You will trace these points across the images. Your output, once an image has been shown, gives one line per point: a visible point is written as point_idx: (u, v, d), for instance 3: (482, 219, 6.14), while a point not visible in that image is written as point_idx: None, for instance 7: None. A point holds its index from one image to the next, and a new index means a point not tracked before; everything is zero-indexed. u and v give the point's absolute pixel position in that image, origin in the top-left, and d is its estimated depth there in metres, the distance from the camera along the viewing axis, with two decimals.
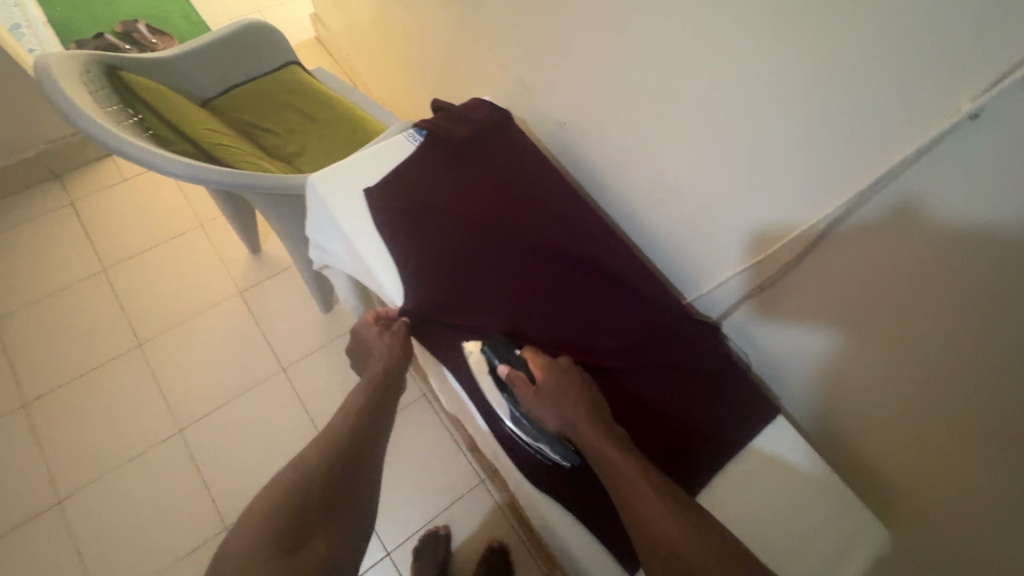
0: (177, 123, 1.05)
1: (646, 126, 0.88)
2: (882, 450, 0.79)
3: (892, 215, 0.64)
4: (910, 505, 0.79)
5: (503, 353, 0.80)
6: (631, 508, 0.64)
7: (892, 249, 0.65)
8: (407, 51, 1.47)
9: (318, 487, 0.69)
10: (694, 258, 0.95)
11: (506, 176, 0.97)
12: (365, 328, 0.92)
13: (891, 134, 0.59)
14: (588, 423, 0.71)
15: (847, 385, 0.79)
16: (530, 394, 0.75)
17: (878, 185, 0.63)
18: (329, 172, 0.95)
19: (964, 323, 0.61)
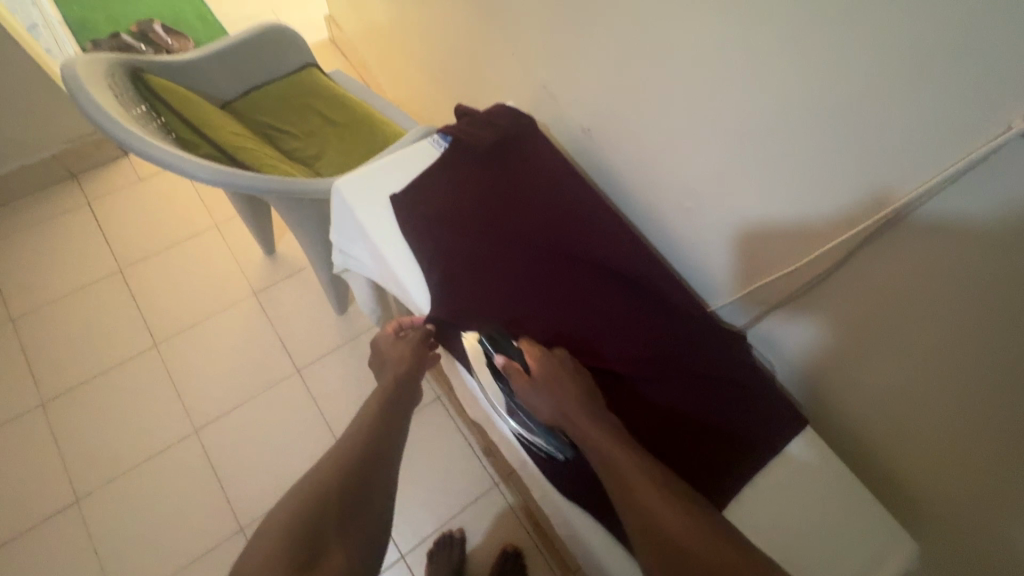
0: (200, 124, 0.98)
1: (668, 129, 0.83)
2: (916, 469, 0.71)
3: (940, 235, 0.57)
4: (949, 534, 0.70)
5: (501, 343, 0.69)
6: (634, 509, 0.55)
7: (932, 270, 0.59)
8: (420, 48, 1.42)
9: (334, 505, 0.60)
10: (720, 267, 0.87)
11: (540, 177, 0.84)
12: (381, 341, 0.80)
13: (950, 145, 0.53)
14: (588, 416, 0.62)
15: (881, 403, 0.71)
16: (524, 385, 0.65)
17: (926, 200, 0.57)
18: (354, 176, 0.82)
19: (1010, 341, 0.55)
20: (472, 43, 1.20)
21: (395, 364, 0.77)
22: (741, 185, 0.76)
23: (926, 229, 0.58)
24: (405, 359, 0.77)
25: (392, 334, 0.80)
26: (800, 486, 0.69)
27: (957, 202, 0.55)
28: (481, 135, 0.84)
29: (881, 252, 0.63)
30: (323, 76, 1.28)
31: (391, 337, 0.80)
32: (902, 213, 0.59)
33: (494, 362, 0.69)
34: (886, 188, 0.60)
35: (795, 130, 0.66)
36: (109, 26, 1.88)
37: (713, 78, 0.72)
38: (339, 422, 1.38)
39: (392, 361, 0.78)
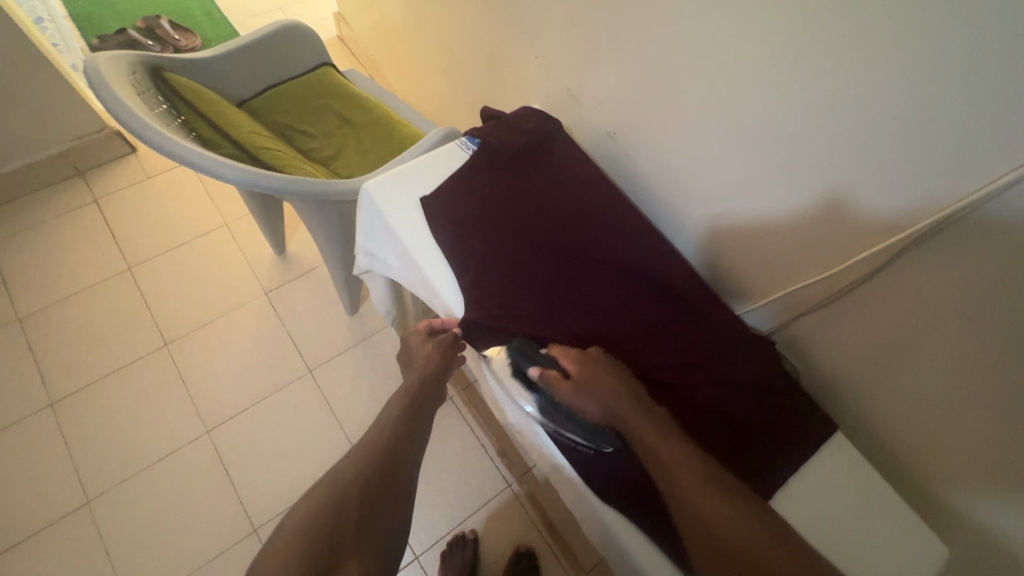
0: (222, 123, 0.97)
1: (699, 133, 0.82)
2: (945, 472, 0.71)
3: (977, 251, 0.57)
4: (974, 536, 0.71)
5: (532, 353, 0.68)
6: (688, 507, 0.54)
7: (966, 284, 0.59)
8: (436, 48, 1.42)
9: (354, 514, 0.60)
10: (745, 272, 0.87)
11: (570, 183, 0.84)
12: (412, 338, 0.80)
13: (997, 160, 0.52)
14: (632, 413, 0.61)
15: (914, 410, 0.71)
16: (564, 389, 0.64)
17: (965, 215, 0.57)
18: (384, 179, 0.81)
19: None
20: (492, 46, 1.19)
21: (424, 363, 0.76)
22: (773, 193, 0.76)
23: (961, 242, 0.58)
24: (436, 358, 0.77)
25: (424, 332, 0.80)
26: (826, 488, 0.69)
27: (997, 219, 0.54)
28: (511, 139, 0.84)
29: (915, 265, 0.63)
30: (339, 76, 1.27)
31: (422, 336, 0.80)
32: (938, 226, 0.59)
33: (527, 372, 0.68)
34: (926, 200, 0.60)
35: (835, 140, 0.65)
36: (115, 22, 1.85)
37: (748, 87, 0.72)
38: (352, 424, 1.37)
39: (421, 359, 0.77)
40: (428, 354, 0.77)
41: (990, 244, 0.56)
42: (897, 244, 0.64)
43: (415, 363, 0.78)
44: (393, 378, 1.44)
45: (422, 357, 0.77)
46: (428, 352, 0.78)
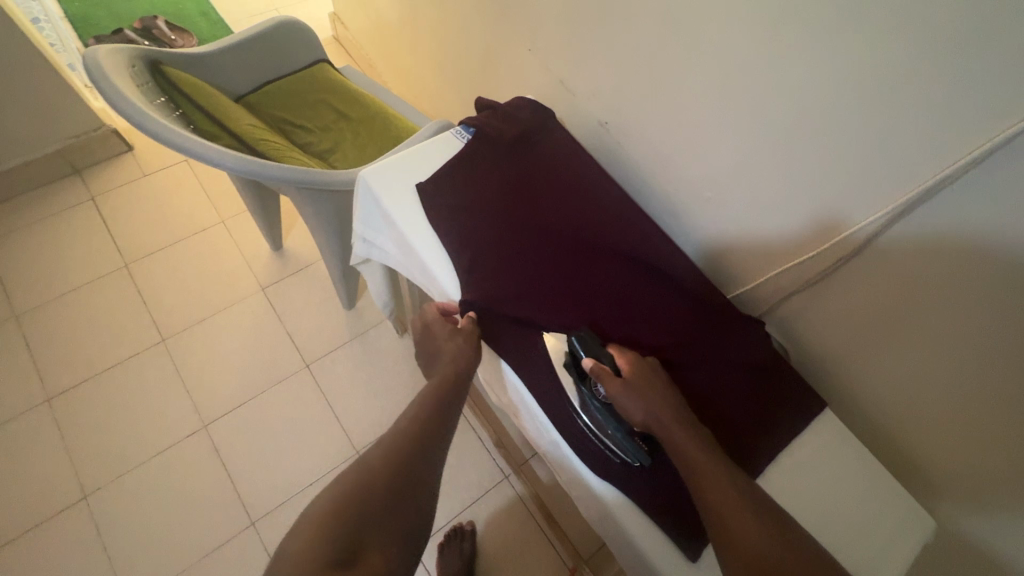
0: (221, 116, 0.98)
1: (689, 117, 0.83)
2: (936, 447, 0.73)
3: (959, 220, 0.59)
4: (966, 510, 0.72)
5: (590, 345, 0.68)
6: (727, 530, 0.54)
7: (949, 253, 0.61)
8: (431, 45, 1.44)
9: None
10: (733, 258, 0.88)
11: (564, 171, 0.85)
12: (435, 325, 0.75)
13: (975, 130, 0.55)
14: (678, 427, 0.62)
15: (902, 385, 0.73)
16: (614, 387, 0.64)
17: (947, 184, 0.59)
18: (381, 167, 0.82)
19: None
20: (486, 42, 1.22)
21: (447, 358, 0.72)
22: (761, 174, 0.77)
23: (944, 212, 0.60)
24: (465, 352, 0.73)
25: (444, 321, 0.76)
26: (817, 462, 0.71)
27: (976, 188, 0.57)
28: (505, 128, 0.85)
29: (909, 235, 0.64)
30: (336, 73, 1.29)
31: (441, 326, 0.75)
32: (921, 197, 0.61)
33: (580, 364, 0.68)
34: (908, 173, 0.62)
35: (820, 118, 0.67)
36: (112, 23, 1.86)
37: (737, 71, 0.73)
38: (350, 419, 1.38)
39: (443, 352, 0.73)
40: (451, 348, 0.73)
41: (971, 215, 0.58)
42: (882, 218, 0.65)
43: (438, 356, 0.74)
44: (390, 372, 1.45)
45: (444, 351, 0.73)
46: (447, 344, 0.73)
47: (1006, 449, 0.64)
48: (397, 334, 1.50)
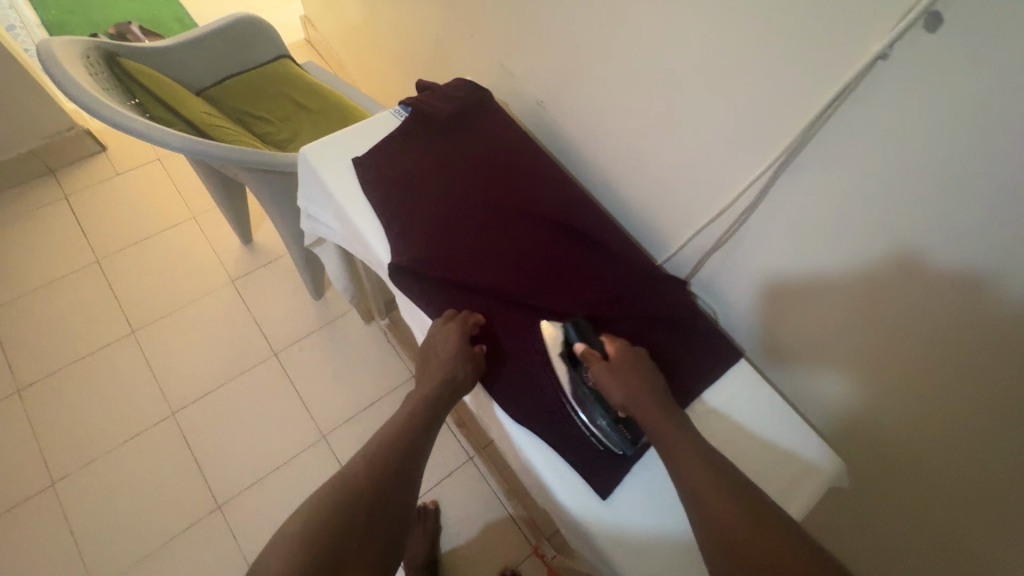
0: (174, 104, 1.02)
1: (614, 84, 0.87)
2: (870, 396, 0.74)
3: (840, 153, 0.62)
4: (910, 459, 0.73)
5: (584, 331, 0.72)
6: (703, 515, 0.56)
7: (829, 193, 0.65)
8: (391, 40, 1.48)
9: (364, 509, 0.61)
10: (663, 223, 0.92)
11: (496, 145, 0.88)
12: (450, 338, 0.72)
13: (843, 63, 0.58)
14: (659, 411, 0.64)
15: (827, 334, 0.75)
16: (600, 368, 0.67)
17: (822, 127, 0.63)
18: (322, 145, 0.86)
19: (918, 240, 0.59)
20: (436, 33, 1.26)
21: (438, 376, 0.71)
22: (679, 136, 0.81)
23: (822, 155, 0.64)
24: (467, 374, 0.71)
25: (460, 340, 0.72)
26: (733, 409, 0.74)
27: (851, 119, 0.60)
28: (441, 107, 0.89)
29: (807, 171, 0.67)
30: (296, 67, 1.34)
31: (455, 344, 0.71)
32: (804, 140, 0.65)
33: (573, 348, 0.71)
34: (788, 119, 0.66)
35: (716, 77, 0.71)
36: (87, 29, 1.91)
37: (648, 34, 0.77)
38: (317, 405, 1.41)
39: (436, 368, 0.71)
40: (449, 368, 0.71)
41: (843, 152, 0.62)
42: (774, 166, 0.69)
43: (430, 369, 0.72)
44: (357, 359, 1.48)
45: (437, 370, 0.71)
46: (447, 362, 0.71)
47: (934, 385, 0.65)
48: (365, 322, 1.53)
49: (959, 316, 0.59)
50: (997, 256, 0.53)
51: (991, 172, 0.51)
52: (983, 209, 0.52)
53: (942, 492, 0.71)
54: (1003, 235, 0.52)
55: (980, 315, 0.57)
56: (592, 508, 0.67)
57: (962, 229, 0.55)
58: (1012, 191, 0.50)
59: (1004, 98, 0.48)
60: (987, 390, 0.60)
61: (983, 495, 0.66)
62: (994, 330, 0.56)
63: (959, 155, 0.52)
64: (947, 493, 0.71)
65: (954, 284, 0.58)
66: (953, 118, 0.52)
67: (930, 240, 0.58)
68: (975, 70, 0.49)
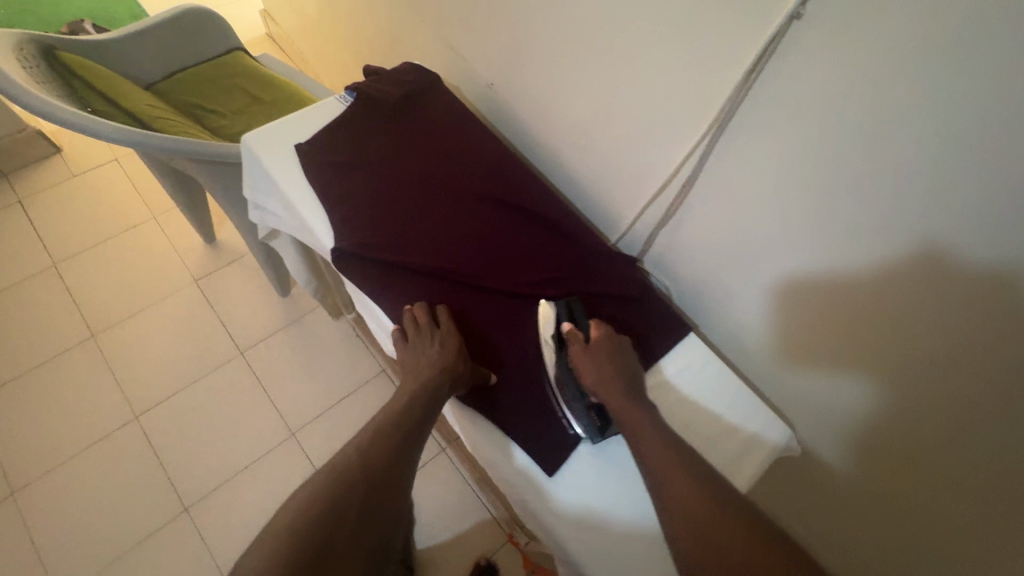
0: (116, 96, 1.00)
1: (559, 60, 0.87)
2: (838, 371, 0.72)
3: (769, 112, 0.63)
4: (890, 440, 0.70)
5: (570, 313, 0.72)
6: (674, 513, 0.53)
7: (763, 159, 0.66)
8: (347, 30, 1.46)
9: (358, 500, 0.57)
10: (614, 202, 0.92)
11: (444, 128, 0.88)
12: (448, 337, 0.70)
13: (764, 22, 0.59)
14: (626, 398, 0.63)
15: (787, 308, 0.74)
16: (579, 350, 0.67)
17: (751, 87, 0.64)
18: (264, 131, 0.85)
19: (857, 196, 0.59)
20: (389, 20, 1.24)
21: (436, 367, 0.67)
22: (624, 109, 0.81)
23: (751, 121, 0.65)
24: (463, 375, 0.68)
25: (459, 340, 0.70)
26: (682, 380, 0.75)
27: (777, 77, 0.61)
28: (387, 91, 0.88)
29: (741, 133, 0.67)
30: (249, 59, 1.31)
31: (456, 342, 0.70)
32: (735, 102, 0.66)
33: (558, 328, 0.71)
34: (719, 83, 0.66)
35: (653, 45, 0.72)
36: (38, 28, 1.86)
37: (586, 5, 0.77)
38: (285, 402, 1.38)
39: (432, 359, 0.68)
40: (450, 360, 0.68)
41: (771, 116, 0.63)
42: (710, 135, 0.70)
43: (421, 363, 0.68)
44: (326, 355, 1.46)
45: (434, 360, 0.67)
46: (447, 355, 0.68)
47: (925, 364, 0.62)
48: (333, 318, 1.51)
49: (916, 281, 0.58)
50: (918, 210, 0.55)
51: (909, 121, 0.52)
52: (902, 162, 0.54)
53: (916, 469, 0.69)
54: (930, 181, 0.53)
55: (942, 281, 0.56)
56: (541, 486, 0.67)
57: (886, 184, 0.56)
58: (927, 142, 0.51)
59: (911, 44, 0.49)
60: (960, 357, 0.58)
61: (947, 461, 0.65)
62: (917, 285, 0.58)
63: (878, 108, 0.53)
64: (907, 464, 0.70)
65: (880, 240, 0.59)
66: (869, 71, 0.53)
67: (863, 194, 0.59)
68: (884, 22, 0.50)
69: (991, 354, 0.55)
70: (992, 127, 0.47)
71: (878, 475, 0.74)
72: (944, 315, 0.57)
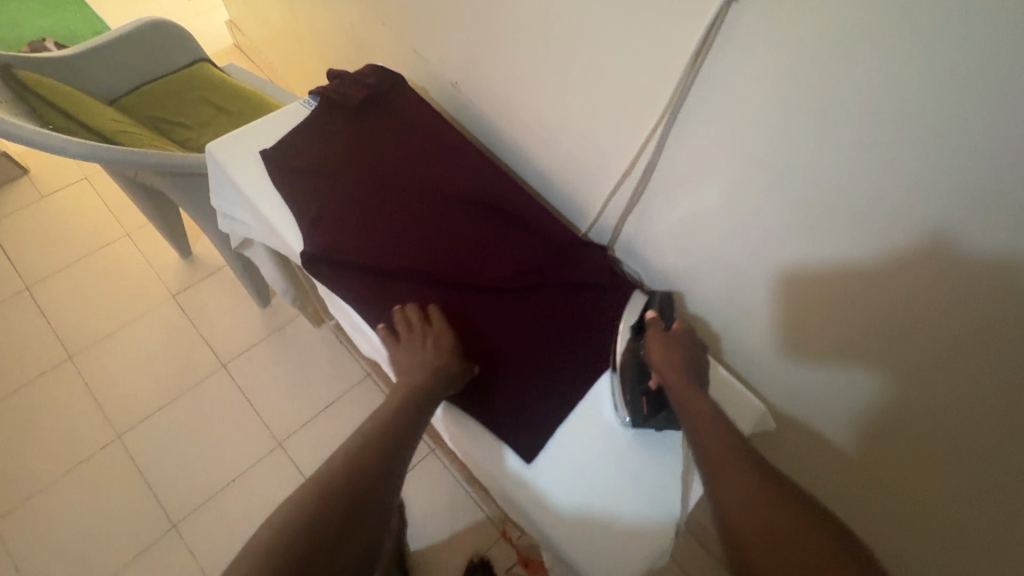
0: (77, 112, 0.99)
1: (519, 55, 0.88)
2: (828, 349, 0.73)
3: (720, 93, 0.65)
4: (888, 412, 0.71)
5: (664, 310, 0.76)
6: (722, 491, 0.55)
7: (718, 139, 0.68)
8: (311, 37, 1.45)
9: (344, 506, 0.55)
10: (583, 192, 0.93)
11: (411, 127, 0.88)
12: (441, 337, 0.70)
13: (705, 7, 0.61)
14: (690, 389, 0.65)
15: (758, 281, 0.76)
16: (656, 335, 0.70)
17: (699, 71, 0.66)
18: (227, 140, 0.84)
19: (809, 169, 0.61)
20: (352, 25, 1.24)
21: (428, 367, 0.67)
22: (584, 101, 0.82)
23: (703, 103, 0.67)
24: (452, 373, 0.68)
25: (452, 341, 0.71)
26: None
27: (723, 59, 0.62)
28: (351, 94, 0.88)
29: (695, 115, 0.69)
30: (215, 70, 1.30)
31: (448, 343, 0.70)
32: (686, 85, 0.68)
33: (643, 315, 0.75)
34: (670, 68, 0.68)
35: (606, 34, 0.73)
36: None
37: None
38: (270, 413, 1.38)
39: (425, 359, 0.68)
40: (442, 362, 0.68)
41: (721, 99, 0.65)
42: (664, 119, 0.72)
43: (414, 362, 0.68)
44: (310, 363, 1.45)
45: (428, 360, 0.68)
46: (439, 355, 0.69)
47: (922, 344, 0.62)
48: (315, 326, 1.50)
49: (901, 267, 0.59)
50: (865, 179, 0.57)
51: (847, 93, 0.54)
52: (843, 134, 0.56)
53: (906, 434, 0.71)
54: (871, 151, 0.55)
55: (939, 266, 0.56)
56: (519, 472, 0.68)
57: (833, 156, 0.58)
58: (866, 112, 0.53)
59: (840, 20, 0.51)
60: (946, 330, 0.59)
61: (928, 422, 0.67)
62: (869, 252, 0.61)
63: (817, 84, 0.56)
64: (890, 425, 0.72)
65: (831, 211, 0.62)
66: (804, 49, 0.55)
67: (813, 169, 0.61)
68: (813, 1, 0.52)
69: (949, 314, 0.58)
70: (920, 95, 0.49)
71: (871, 440, 0.76)
72: (895, 278, 0.60)
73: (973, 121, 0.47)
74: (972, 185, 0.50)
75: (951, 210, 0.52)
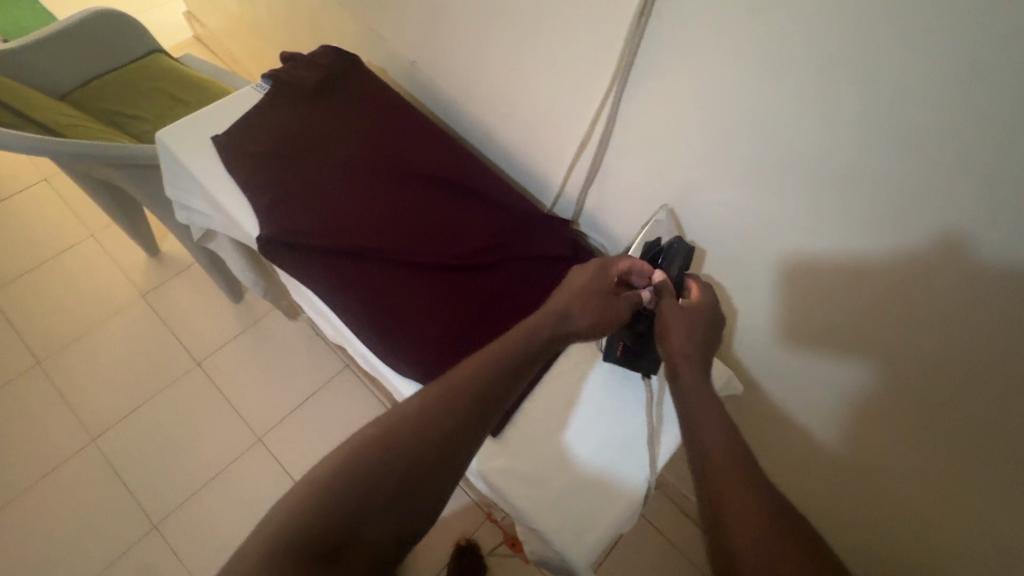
0: (22, 106, 0.95)
1: (474, 27, 0.86)
2: (822, 331, 0.73)
3: (669, 51, 0.65)
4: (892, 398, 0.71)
5: (677, 266, 0.71)
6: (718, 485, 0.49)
7: (672, 100, 0.68)
8: (269, 23, 1.42)
9: (394, 480, 0.48)
10: (546, 167, 0.93)
11: (368, 108, 0.87)
12: (599, 281, 0.66)
13: None
14: (698, 372, 0.60)
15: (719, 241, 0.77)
16: (672, 307, 0.65)
17: (648, 29, 0.65)
18: (177, 127, 0.82)
19: (760, 123, 0.62)
20: (308, 8, 1.21)
21: (573, 302, 0.64)
22: (541, 70, 0.81)
23: (654, 62, 0.67)
24: (585, 317, 0.64)
25: (604, 291, 0.66)
26: None
27: (670, 14, 0.62)
28: (304, 75, 0.86)
29: (647, 76, 0.69)
30: (170, 60, 1.27)
31: (598, 292, 0.66)
32: (636, 44, 0.67)
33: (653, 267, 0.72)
34: (620, 28, 0.67)
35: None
36: None
37: None
38: (248, 408, 1.36)
39: (573, 297, 0.65)
40: (581, 304, 0.64)
41: (671, 59, 0.65)
42: (618, 81, 0.72)
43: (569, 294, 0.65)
44: (287, 357, 1.44)
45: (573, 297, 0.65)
46: (585, 297, 0.65)
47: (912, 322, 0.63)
48: (290, 319, 1.49)
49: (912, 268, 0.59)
50: (815, 126, 0.58)
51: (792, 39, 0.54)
52: (790, 81, 0.57)
53: (874, 387, 0.72)
54: (818, 95, 0.56)
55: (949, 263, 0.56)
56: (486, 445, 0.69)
57: (783, 106, 0.59)
58: (813, 57, 0.54)
59: None
60: (935, 306, 0.60)
61: (892, 373, 0.68)
62: (826, 204, 0.62)
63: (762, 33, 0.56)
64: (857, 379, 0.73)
65: (786, 166, 0.62)
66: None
67: (765, 122, 0.61)
68: None
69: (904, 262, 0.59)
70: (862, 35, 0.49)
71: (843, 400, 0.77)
72: (843, 228, 0.62)
73: (911, 67, 0.48)
74: (918, 129, 0.51)
75: (895, 152, 0.54)
